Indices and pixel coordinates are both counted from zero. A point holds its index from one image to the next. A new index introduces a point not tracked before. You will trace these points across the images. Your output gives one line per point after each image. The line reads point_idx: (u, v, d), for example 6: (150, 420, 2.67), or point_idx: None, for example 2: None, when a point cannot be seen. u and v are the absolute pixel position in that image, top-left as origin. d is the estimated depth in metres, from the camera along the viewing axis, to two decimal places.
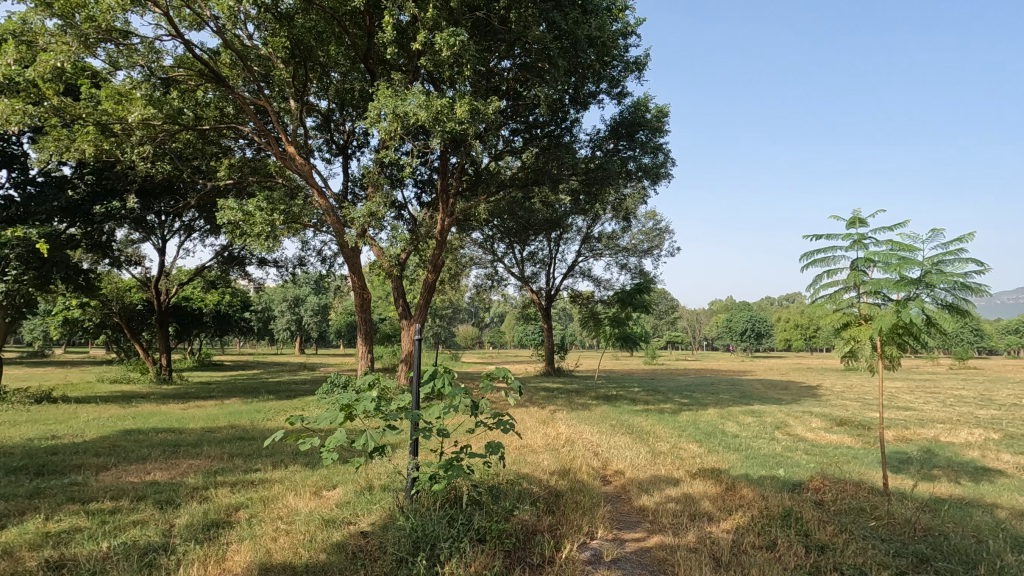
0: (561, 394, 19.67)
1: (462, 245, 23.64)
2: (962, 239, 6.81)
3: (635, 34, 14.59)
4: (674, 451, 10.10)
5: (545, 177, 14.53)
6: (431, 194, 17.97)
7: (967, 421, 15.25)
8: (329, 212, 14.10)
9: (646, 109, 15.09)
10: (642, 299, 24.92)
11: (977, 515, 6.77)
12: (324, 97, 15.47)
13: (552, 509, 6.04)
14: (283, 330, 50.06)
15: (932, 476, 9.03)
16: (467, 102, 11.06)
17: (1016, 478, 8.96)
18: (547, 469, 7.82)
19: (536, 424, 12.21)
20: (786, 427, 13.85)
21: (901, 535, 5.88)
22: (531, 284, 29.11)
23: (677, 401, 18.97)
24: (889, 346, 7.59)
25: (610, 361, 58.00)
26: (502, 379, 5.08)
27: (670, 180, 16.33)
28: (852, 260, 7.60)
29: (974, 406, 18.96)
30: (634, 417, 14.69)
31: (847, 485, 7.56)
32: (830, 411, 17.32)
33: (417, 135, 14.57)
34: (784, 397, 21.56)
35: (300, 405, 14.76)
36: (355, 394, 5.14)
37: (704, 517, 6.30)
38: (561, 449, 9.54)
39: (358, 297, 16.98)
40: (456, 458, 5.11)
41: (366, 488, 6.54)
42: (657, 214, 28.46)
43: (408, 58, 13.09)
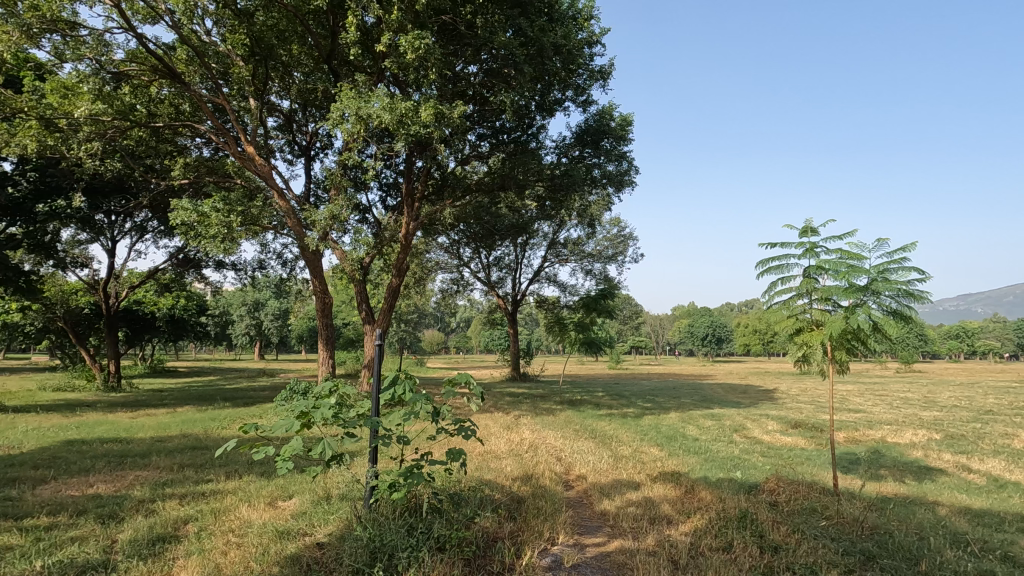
0: (525, 399, 19.66)
1: (427, 249, 23.42)
2: (906, 248, 7.10)
3: (600, 43, 14.81)
4: (636, 455, 10.20)
5: (511, 182, 14.53)
6: (397, 198, 17.76)
7: (911, 423, 15.96)
8: (289, 214, 13.71)
9: (610, 118, 15.32)
10: (607, 304, 25.21)
11: (919, 513, 7.05)
12: (286, 97, 15.11)
13: (513, 516, 5.99)
14: (242, 335, 48.51)
15: (879, 476, 9.39)
16: (432, 106, 10.95)
17: (955, 477, 9.40)
18: (509, 475, 7.77)
19: (500, 429, 12.15)
20: (744, 430, 14.17)
21: (850, 534, 6.06)
22: (497, 289, 29.07)
23: (640, 406, 19.20)
24: (838, 350, 7.86)
25: (576, 366, 58.41)
26: (464, 385, 4.97)
27: (634, 188, 16.60)
28: (804, 267, 7.86)
29: (919, 408, 19.85)
30: (597, 421, 14.82)
31: (800, 486, 7.77)
32: (785, 413, 17.88)
33: (381, 138, 14.35)
34: (743, 400, 22.11)
35: (257, 412, 14.30)
36: (313, 400, 4.97)
37: (664, 520, 6.36)
38: (524, 455, 9.51)
39: (319, 302, 16.60)
40: (416, 466, 4.98)
41: (323, 498, 6.34)
42: (621, 221, 28.88)
43: (373, 60, 12.92)
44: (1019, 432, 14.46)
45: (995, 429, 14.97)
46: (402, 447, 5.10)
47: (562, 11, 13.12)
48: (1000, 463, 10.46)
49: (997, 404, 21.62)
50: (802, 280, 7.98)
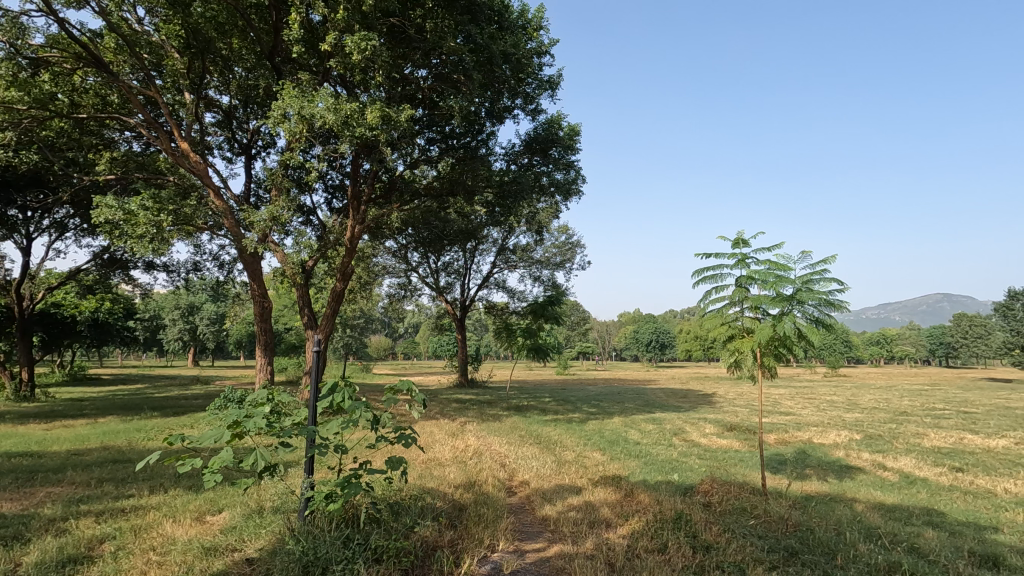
0: (471, 405, 19.57)
1: (375, 253, 22.97)
2: (827, 260, 7.59)
3: (550, 54, 15.02)
4: (579, 459, 10.36)
5: (460, 187, 14.53)
6: (342, 201, 17.35)
7: (836, 424, 16.95)
8: (226, 214, 13.10)
9: (559, 127, 15.50)
10: (554, 310, 25.51)
11: (838, 509, 7.51)
12: (226, 92, 14.52)
13: (454, 524, 5.93)
14: (174, 340, 45.94)
15: (805, 475, 9.90)
16: (379, 108, 10.77)
17: (872, 475, 10.06)
18: (452, 482, 7.70)
19: (445, 436, 12.03)
20: (683, 433, 14.68)
21: (775, 531, 6.36)
22: (446, 294, 28.83)
23: (585, 411, 19.48)
24: (768, 356, 8.24)
25: (524, 371, 58.88)
26: (405, 392, 4.87)
27: (581, 197, 16.96)
28: (736, 277, 8.24)
29: (842, 410, 21.13)
30: (542, 426, 14.93)
31: (732, 486, 8.09)
32: (721, 417, 18.59)
33: (327, 139, 13.97)
34: (683, 404, 22.86)
35: (187, 422, 13.56)
36: (246, 409, 4.73)
37: (603, 523, 6.47)
38: (468, 461, 9.46)
39: (257, 306, 15.91)
40: (355, 475, 4.83)
41: (255, 511, 6.07)
42: (569, 228, 29.33)
43: (319, 59, 12.58)
44: (929, 432, 15.64)
45: (908, 429, 16.11)
46: (340, 456, 4.95)
47: (511, 20, 13.22)
48: (911, 461, 11.26)
49: (912, 406, 23.26)
50: (734, 289, 8.35)
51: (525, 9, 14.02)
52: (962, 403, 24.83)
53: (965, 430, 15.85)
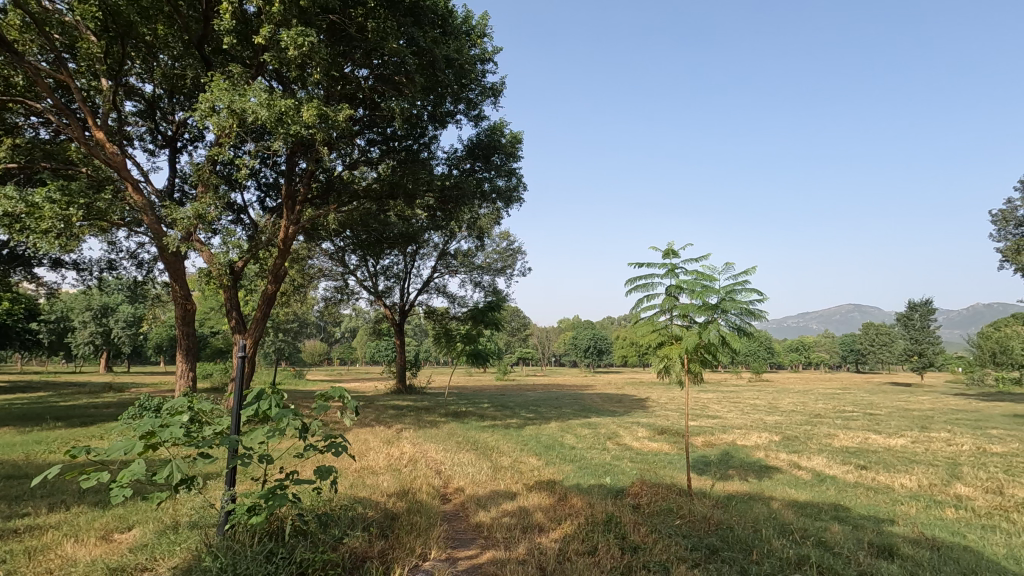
0: (408, 412, 19.25)
1: (310, 254, 22.17)
2: (748, 271, 8.08)
3: (493, 61, 15.14)
4: (515, 465, 10.42)
5: (400, 191, 14.29)
6: (276, 200, 16.69)
7: (757, 427, 17.94)
8: (146, 210, 12.26)
9: (501, 134, 15.61)
10: (494, 316, 25.52)
11: (756, 507, 7.94)
12: (149, 80, 13.65)
13: (385, 533, 5.81)
14: (85, 344, 42.35)
15: (727, 476, 10.43)
16: (316, 106, 10.42)
17: (788, 474, 10.73)
18: (385, 490, 7.55)
19: (380, 444, 11.77)
20: (617, 437, 15.07)
21: (698, 530, 6.65)
22: (384, 299, 28.21)
23: (523, 416, 19.59)
24: (694, 362, 8.59)
25: (463, 377, 58.49)
26: (337, 398, 4.71)
27: (522, 204, 17.14)
28: (666, 286, 8.59)
29: (765, 413, 22.38)
30: (479, 432, 14.89)
31: (661, 488, 8.41)
32: (653, 421, 19.22)
33: (260, 135, 13.40)
34: (617, 409, 23.44)
35: (96, 433, 12.55)
36: (163, 418, 4.42)
37: (536, 528, 6.54)
38: (402, 469, 9.30)
39: (180, 308, 14.97)
40: (280, 487, 4.60)
41: (170, 527, 5.71)
42: (510, 235, 29.51)
43: (253, 52, 12.05)
44: (838, 432, 16.84)
45: (821, 430, 17.27)
46: (265, 466, 4.72)
47: (456, 26, 13.22)
48: (822, 460, 12.09)
49: (825, 408, 24.97)
50: (664, 297, 8.70)
51: (469, 16, 14.06)
52: (868, 406, 26.92)
53: (869, 431, 17.20)
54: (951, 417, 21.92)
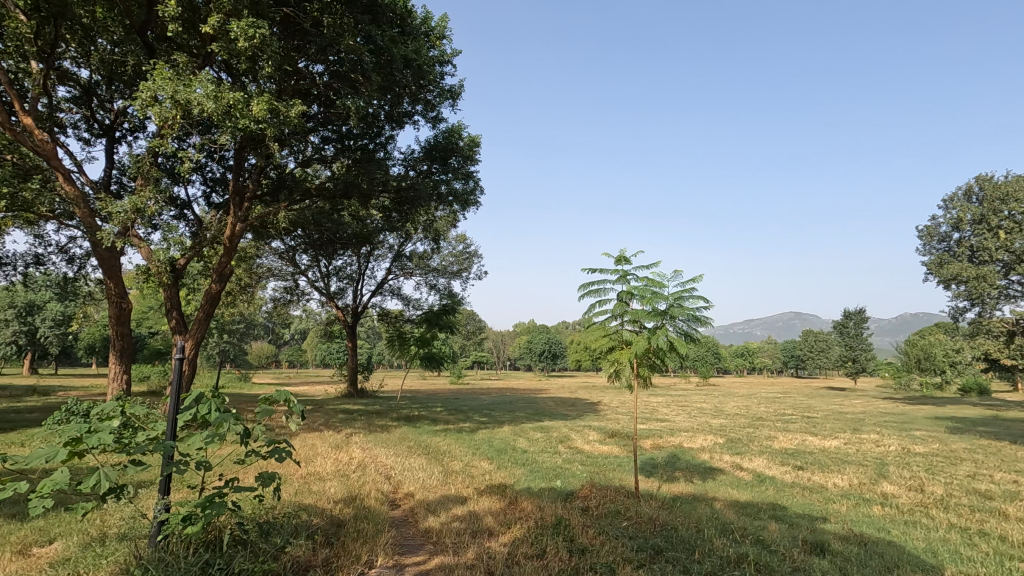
0: (359, 416, 18.84)
1: (259, 253, 21.40)
2: (694, 278, 8.35)
3: (451, 63, 15.06)
4: (466, 469, 10.37)
5: (355, 190, 14.01)
6: (223, 196, 16.03)
7: (704, 429, 18.51)
8: (78, 202, 11.52)
9: (459, 136, 15.53)
10: (448, 320, 25.28)
11: (700, 508, 8.20)
12: (85, 65, 12.86)
13: (330, 541, 5.66)
14: (6, 345, 39.32)
15: (674, 477, 10.72)
16: (267, 100, 10.08)
17: (730, 475, 11.12)
18: (332, 497, 7.35)
19: (328, 449, 11.46)
20: (568, 440, 15.24)
21: (644, 531, 6.79)
22: (336, 300, 27.50)
23: (476, 420, 19.51)
24: (643, 367, 8.79)
25: (417, 381, 57.80)
26: (282, 402, 4.47)
27: (479, 207, 17.13)
28: (617, 292, 8.77)
29: (711, 417, 23.13)
30: (431, 436, 14.74)
31: (609, 490, 8.55)
32: (604, 424, 19.54)
33: (206, 128, 12.87)
34: (570, 412, 23.71)
35: (17, 440, 11.69)
36: (90, 423, 4.13)
37: (485, 532, 6.51)
38: (350, 475, 9.08)
39: (114, 308, 14.14)
40: (218, 494, 4.37)
41: (97, 540, 5.37)
42: (466, 238, 29.38)
43: (201, 41, 11.57)
44: (778, 435, 17.58)
45: (762, 433, 17.96)
46: (202, 474, 4.47)
47: (414, 26, 13.07)
48: (762, 461, 12.60)
49: (766, 412, 26.04)
50: (615, 303, 8.88)
51: (428, 17, 13.94)
52: (806, 409, 28.25)
53: (806, 433, 18.03)
54: (879, 420, 23.26)
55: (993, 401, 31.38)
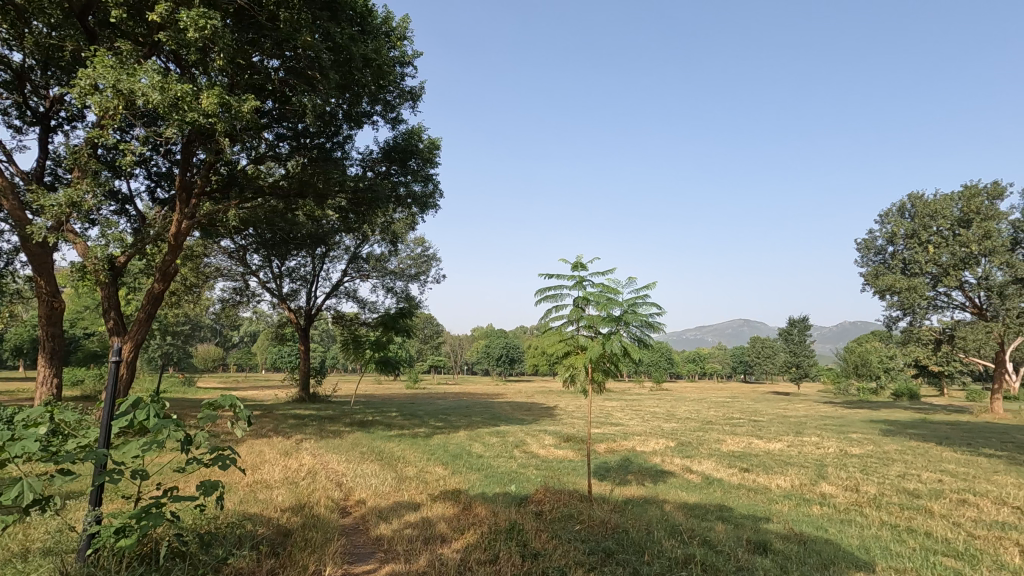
0: (310, 422, 18.32)
1: (206, 252, 20.55)
2: (648, 286, 8.55)
3: (412, 65, 14.93)
4: (420, 475, 10.23)
5: (310, 190, 13.65)
6: (169, 191, 15.34)
7: (656, 433, 18.93)
8: (7, 193, 10.77)
9: (419, 139, 15.39)
10: (405, 324, 24.82)
11: (650, 510, 8.37)
12: (18, 48, 12.06)
13: (276, 551, 5.46)
14: None
15: (626, 480, 10.91)
16: (217, 93, 9.71)
17: (680, 478, 11.41)
18: (279, 506, 7.10)
19: (276, 456, 11.09)
20: (524, 445, 15.28)
21: (596, 534, 6.88)
22: (289, 302, 26.69)
23: (432, 425, 19.31)
24: (597, 372, 8.91)
25: (372, 385, 56.74)
26: (227, 407, 4.16)
27: (438, 210, 17.00)
28: (573, 298, 8.87)
29: (664, 421, 23.67)
30: (385, 442, 14.50)
31: (563, 494, 8.62)
32: (559, 429, 19.69)
33: (152, 120, 12.30)
34: (527, 417, 23.80)
35: None
36: (13, 431, 3.83)
37: (438, 539, 6.43)
38: (300, 482, 8.81)
39: (45, 307, 13.27)
40: (156, 504, 4.14)
41: (18, 556, 4.99)
42: (425, 241, 29.11)
43: (148, 29, 11.07)
44: (727, 438, 18.16)
45: (711, 436, 18.53)
46: (138, 483, 4.22)
47: (375, 25, 12.89)
48: (711, 464, 12.98)
49: (716, 416, 26.87)
50: (571, 309, 8.98)
51: (389, 17, 13.77)
52: (752, 413, 29.29)
53: (753, 436, 18.71)
54: (821, 423, 24.39)
55: (922, 404, 33.46)
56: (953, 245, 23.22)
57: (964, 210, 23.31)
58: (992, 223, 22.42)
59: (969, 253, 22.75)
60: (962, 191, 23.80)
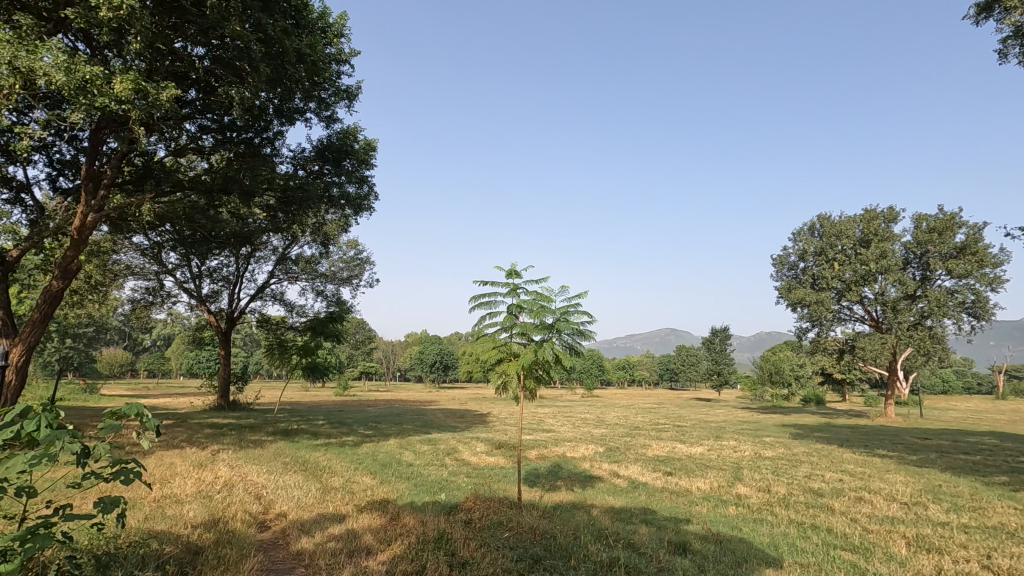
0: (229, 431, 17.29)
1: (115, 248, 18.99)
2: (580, 294, 8.74)
3: (349, 63, 14.54)
4: (346, 485, 9.88)
5: (235, 187, 12.96)
6: (73, 181, 14.06)
7: (586, 439, 19.33)
8: None
9: (354, 139, 15.01)
10: (335, 328, 23.75)
11: (578, 515, 8.52)
12: None
13: (185, 571, 5.09)
14: None
15: (555, 486, 11.06)
16: (132, 78, 9.00)
17: (607, 482, 11.70)
18: (191, 522, 6.64)
19: (189, 468, 10.36)
20: (455, 452, 15.14)
21: (524, 541, 6.90)
22: (209, 303, 25.10)
23: (360, 433, 18.74)
24: (529, 379, 8.97)
25: (298, 392, 54.38)
26: (133, 417, 3.59)
27: (373, 213, 16.63)
28: (507, 305, 8.91)
29: (593, 427, 24.21)
30: (310, 451, 13.92)
31: (493, 502, 8.60)
32: (491, 436, 19.68)
33: (56, 103, 11.24)
34: (459, 424, 23.59)
35: None
36: None
37: (363, 551, 6.22)
38: (214, 496, 8.28)
39: None
40: (43, 525, 3.68)
41: None
42: (359, 244, 28.35)
43: (53, 3, 10.12)
44: (652, 443, 18.83)
45: (638, 442, 19.16)
46: (23, 502, 3.74)
47: (310, 20, 12.49)
48: (637, 468, 13.41)
49: (642, 421, 27.79)
50: (505, 316, 9.01)
51: (325, 13, 13.36)
52: (677, 418, 30.54)
53: (676, 441, 19.53)
54: (738, 428, 25.80)
55: (827, 410, 36.16)
56: (855, 262, 25.41)
57: (864, 231, 25.57)
58: (887, 244, 24.58)
59: (869, 270, 24.96)
60: (863, 214, 26.07)
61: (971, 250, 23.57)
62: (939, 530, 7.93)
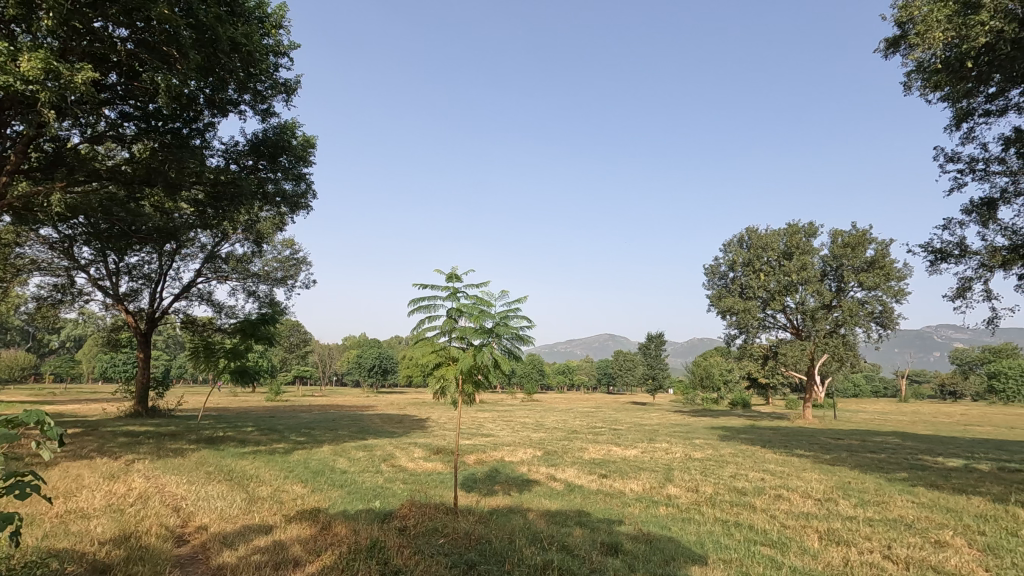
0: (146, 439, 16.14)
1: (18, 240, 17.33)
2: (520, 299, 8.80)
3: (287, 56, 13.99)
4: (274, 494, 9.45)
5: (160, 179, 12.16)
6: None
7: (525, 443, 19.46)
8: None
9: (292, 135, 14.46)
10: (267, 331, 22.72)
11: (514, 519, 8.55)
12: None
13: None
14: None
15: (493, 491, 11.05)
16: (42, 57, 8.25)
17: (544, 486, 11.83)
18: (98, 538, 6.14)
19: (99, 480, 9.58)
20: (391, 459, 14.83)
21: (459, 547, 6.84)
22: (126, 303, 23.38)
23: (292, 440, 18.01)
24: (467, 383, 8.94)
25: (226, 397, 51.64)
26: (30, 426, 3.24)
27: (309, 212, 16.09)
28: (447, 309, 8.84)
29: (532, 431, 24.41)
30: (237, 460, 13.23)
31: (428, 508, 8.48)
32: (430, 441, 19.44)
33: None
34: (396, 430, 23.13)
35: None
36: None
37: (290, 564, 5.97)
38: (126, 509, 7.69)
39: None
40: None
41: None
42: (295, 243, 27.34)
43: None
44: (589, 446, 19.20)
45: (575, 445, 19.48)
46: None
47: (246, 9, 11.93)
48: (573, 471, 13.63)
49: (580, 425, 28.31)
50: (445, 320, 8.94)
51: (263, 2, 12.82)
52: (613, 422, 31.31)
53: (612, 443, 20.03)
54: (671, 430, 26.79)
55: (752, 412, 38.14)
56: (779, 274, 27.02)
57: (787, 244, 27.24)
58: (807, 256, 26.27)
59: (791, 281, 26.62)
60: (786, 228, 27.74)
61: (879, 264, 25.59)
62: (847, 523, 8.52)
